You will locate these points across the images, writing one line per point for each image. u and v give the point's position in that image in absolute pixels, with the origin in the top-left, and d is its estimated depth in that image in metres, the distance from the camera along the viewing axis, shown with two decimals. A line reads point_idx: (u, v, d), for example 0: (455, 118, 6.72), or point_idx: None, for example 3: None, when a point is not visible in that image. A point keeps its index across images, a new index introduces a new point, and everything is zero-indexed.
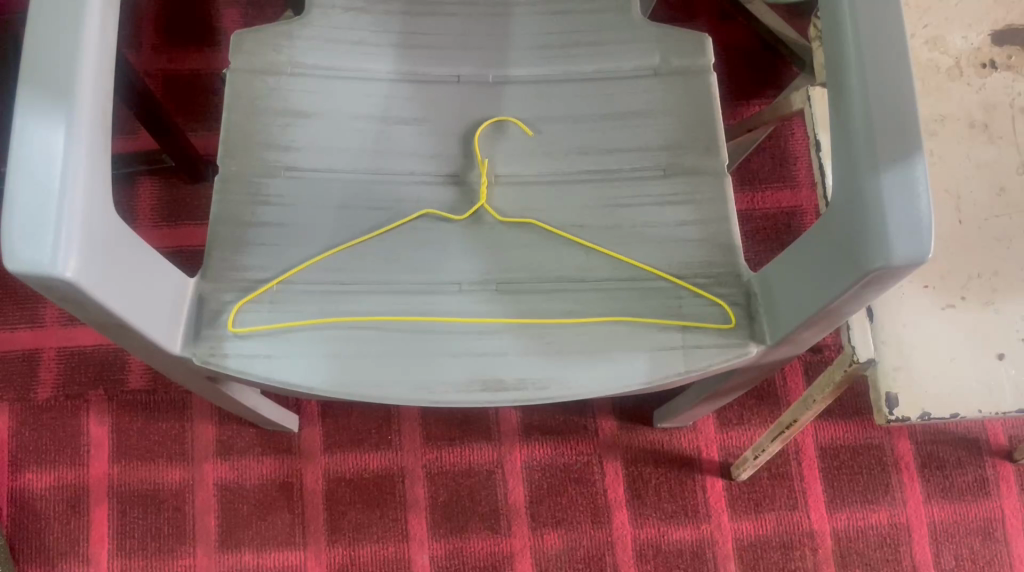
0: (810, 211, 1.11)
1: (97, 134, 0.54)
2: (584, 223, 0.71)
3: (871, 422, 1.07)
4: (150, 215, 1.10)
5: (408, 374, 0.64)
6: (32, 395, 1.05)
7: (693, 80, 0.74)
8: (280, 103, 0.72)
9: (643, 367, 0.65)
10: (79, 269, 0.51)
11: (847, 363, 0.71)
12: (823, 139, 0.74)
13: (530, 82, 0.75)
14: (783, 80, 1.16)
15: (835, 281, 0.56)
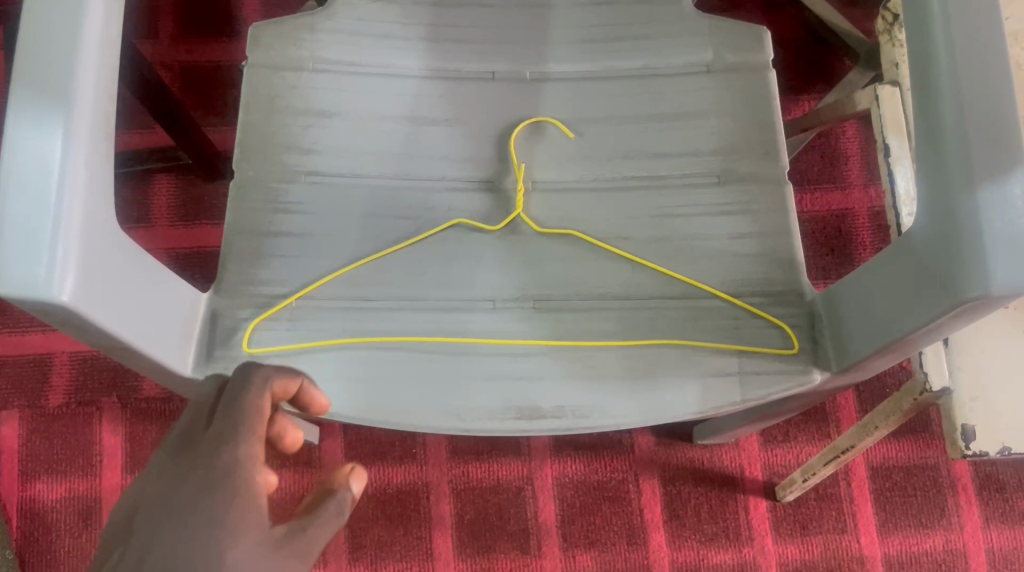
0: (862, 214, 1.04)
1: (97, 141, 0.49)
2: (629, 235, 0.65)
3: (926, 441, 1.00)
4: (165, 214, 1.05)
5: (438, 400, 0.59)
6: (42, 401, 1.01)
7: (749, 78, 0.68)
8: (300, 102, 0.67)
9: (695, 395, 0.60)
10: (76, 292, 0.46)
11: (917, 391, 0.65)
12: (892, 143, 0.68)
13: (571, 80, 0.69)
14: (835, 75, 1.08)
15: (918, 309, 0.50)
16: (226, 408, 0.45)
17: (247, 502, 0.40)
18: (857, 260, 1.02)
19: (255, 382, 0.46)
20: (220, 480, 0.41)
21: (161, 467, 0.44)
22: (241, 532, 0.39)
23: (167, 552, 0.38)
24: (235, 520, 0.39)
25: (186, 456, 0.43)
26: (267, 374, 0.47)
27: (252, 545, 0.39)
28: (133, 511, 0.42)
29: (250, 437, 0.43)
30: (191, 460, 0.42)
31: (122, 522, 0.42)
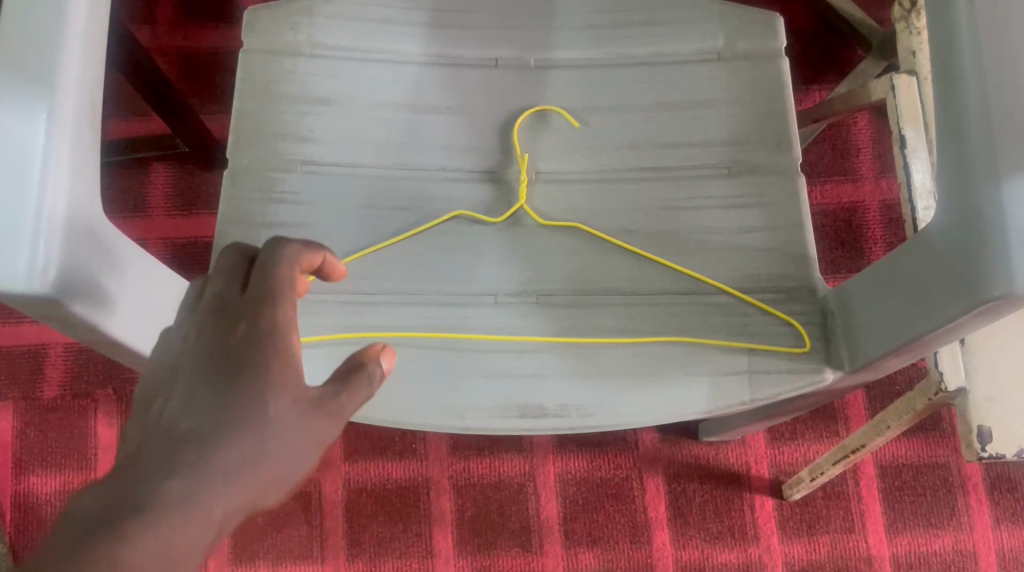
0: (874, 207, 1.02)
1: (82, 129, 0.47)
2: (636, 228, 0.63)
3: (936, 440, 0.98)
4: (162, 203, 1.03)
5: (438, 397, 0.58)
6: (37, 393, 0.99)
7: (761, 66, 0.65)
8: (296, 88, 0.65)
9: (703, 394, 0.58)
10: (58, 285, 0.44)
11: (931, 391, 0.63)
12: (908, 134, 0.66)
13: (577, 68, 0.67)
14: (847, 65, 1.06)
15: (936, 307, 0.48)
16: (253, 281, 0.39)
17: (287, 362, 0.37)
18: (868, 254, 1.00)
19: (285, 252, 0.39)
20: (259, 343, 0.37)
21: (195, 318, 0.40)
22: (281, 389, 0.36)
23: (205, 403, 0.36)
24: (276, 376, 0.36)
25: (219, 311, 0.39)
26: (294, 251, 0.39)
27: (290, 405, 0.36)
28: (169, 364, 0.38)
29: (283, 306, 0.38)
30: (224, 323, 0.38)
31: (158, 368, 0.39)
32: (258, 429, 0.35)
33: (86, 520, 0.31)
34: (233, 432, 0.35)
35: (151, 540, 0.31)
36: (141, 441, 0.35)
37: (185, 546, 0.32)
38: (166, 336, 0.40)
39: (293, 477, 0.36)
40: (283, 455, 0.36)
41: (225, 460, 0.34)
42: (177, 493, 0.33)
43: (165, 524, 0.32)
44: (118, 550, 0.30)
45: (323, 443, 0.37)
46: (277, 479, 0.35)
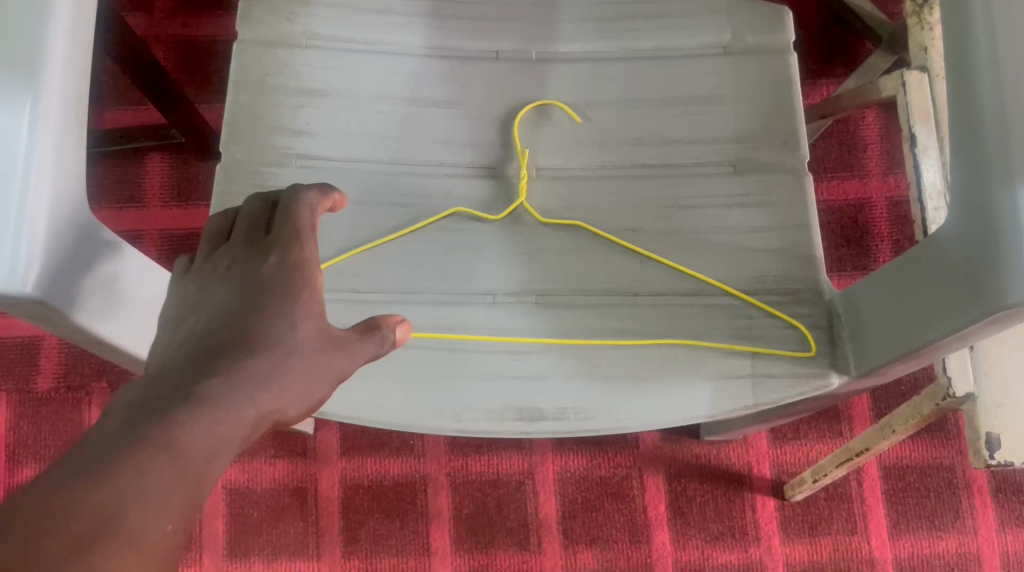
0: (881, 204, 1.00)
1: (68, 122, 0.45)
2: (638, 226, 0.61)
3: (941, 441, 0.97)
4: (158, 194, 1.02)
5: (434, 399, 0.57)
6: (30, 386, 0.98)
7: (768, 62, 0.64)
8: (292, 80, 0.63)
9: (704, 398, 0.57)
10: (42, 285, 0.43)
11: (939, 396, 0.62)
12: (919, 132, 0.64)
13: (579, 61, 0.65)
14: (855, 59, 1.04)
15: (947, 314, 0.47)
16: (278, 224, 0.46)
17: (310, 294, 0.44)
18: (875, 252, 0.99)
19: (306, 197, 0.46)
20: (288, 274, 0.44)
21: (225, 255, 0.47)
22: (306, 315, 0.43)
23: (240, 323, 0.42)
24: (302, 304, 0.43)
25: (249, 249, 0.46)
26: (313, 197, 0.46)
27: (314, 331, 0.43)
28: (202, 293, 0.45)
29: (307, 245, 0.45)
30: (255, 258, 0.45)
31: (191, 296, 0.45)
32: (286, 348, 0.41)
33: (144, 408, 0.36)
34: (266, 349, 0.41)
35: (202, 426, 0.36)
36: (183, 351, 0.41)
37: (229, 438, 0.37)
38: (196, 271, 0.47)
39: (314, 396, 0.42)
40: (307, 372, 0.41)
41: (259, 369, 0.40)
42: (220, 393, 0.38)
43: (212, 415, 0.37)
44: (174, 432, 0.35)
45: (341, 370, 0.43)
46: (302, 393, 0.41)
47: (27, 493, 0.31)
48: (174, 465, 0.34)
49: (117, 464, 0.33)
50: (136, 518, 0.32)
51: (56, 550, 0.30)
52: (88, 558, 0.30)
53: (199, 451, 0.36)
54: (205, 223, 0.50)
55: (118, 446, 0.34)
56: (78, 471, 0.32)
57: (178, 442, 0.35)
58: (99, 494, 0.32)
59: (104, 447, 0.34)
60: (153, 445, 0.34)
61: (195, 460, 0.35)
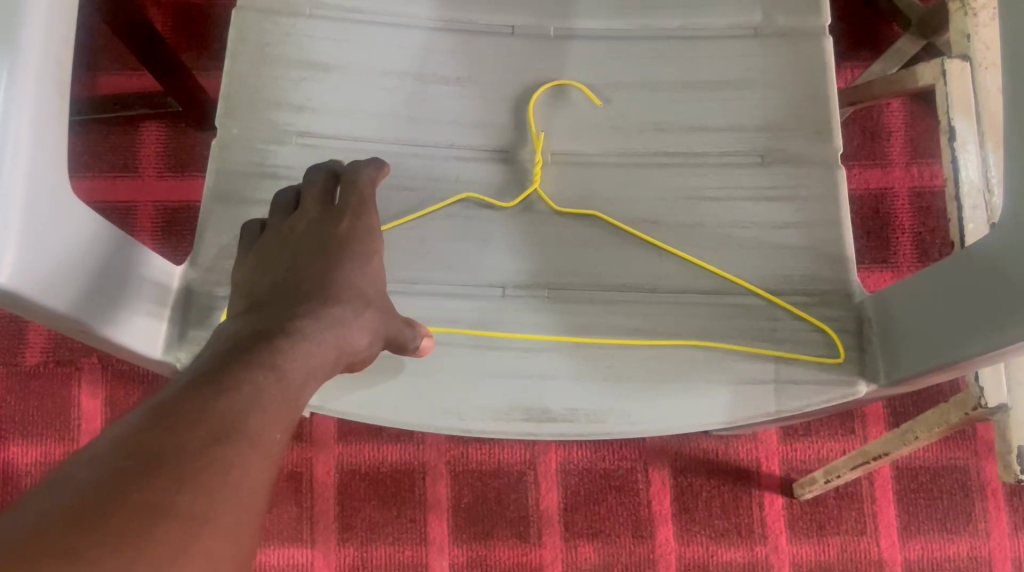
0: (903, 195, 0.97)
1: (48, 93, 0.41)
2: (658, 218, 0.57)
3: (957, 442, 0.93)
4: (153, 163, 0.98)
5: (436, 397, 0.54)
6: (18, 359, 0.95)
7: (802, 45, 0.60)
8: (293, 52, 0.59)
9: (723, 404, 0.54)
10: (16, 274, 0.39)
11: (969, 405, 0.59)
12: (958, 124, 0.61)
13: (600, 39, 0.61)
14: (882, 42, 1.00)
15: (986, 329, 0.44)
16: (346, 194, 0.52)
17: (375, 258, 0.50)
18: (895, 245, 0.95)
19: (367, 171, 0.53)
20: (359, 238, 0.50)
21: (299, 220, 0.52)
22: (372, 274, 0.50)
23: (319, 276, 0.48)
24: (369, 265, 0.50)
25: (319, 216, 0.52)
26: (372, 174, 0.53)
27: (377, 291, 0.49)
28: (281, 251, 0.50)
29: (371, 215, 0.52)
30: (325, 223, 0.51)
31: (272, 257, 0.50)
32: (359, 300, 0.48)
33: (250, 340, 0.41)
34: (341, 300, 0.47)
35: (297, 358, 0.41)
36: (272, 300, 0.46)
37: (316, 372, 0.42)
38: (274, 237, 0.51)
39: (378, 347, 0.48)
40: (372, 324, 0.47)
41: (337, 315, 0.46)
42: (309, 331, 0.43)
43: (303, 349, 0.42)
44: (276, 361, 0.40)
45: (400, 328, 0.49)
46: (368, 340, 0.47)
47: (161, 404, 0.35)
48: (278, 387, 0.38)
49: (235, 383, 0.37)
50: (255, 425, 0.35)
51: (198, 442, 0.33)
52: (223, 450, 0.33)
53: (295, 378, 0.40)
54: (277, 193, 0.54)
55: (231, 370, 0.38)
56: (202, 386, 0.36)
57: (279, 370, 0.40)
58: (222, 404, 0.35)
59: (219, 371, 0.38)
60: (259, 370, 0.39)
61: (292, 386, 0.39)
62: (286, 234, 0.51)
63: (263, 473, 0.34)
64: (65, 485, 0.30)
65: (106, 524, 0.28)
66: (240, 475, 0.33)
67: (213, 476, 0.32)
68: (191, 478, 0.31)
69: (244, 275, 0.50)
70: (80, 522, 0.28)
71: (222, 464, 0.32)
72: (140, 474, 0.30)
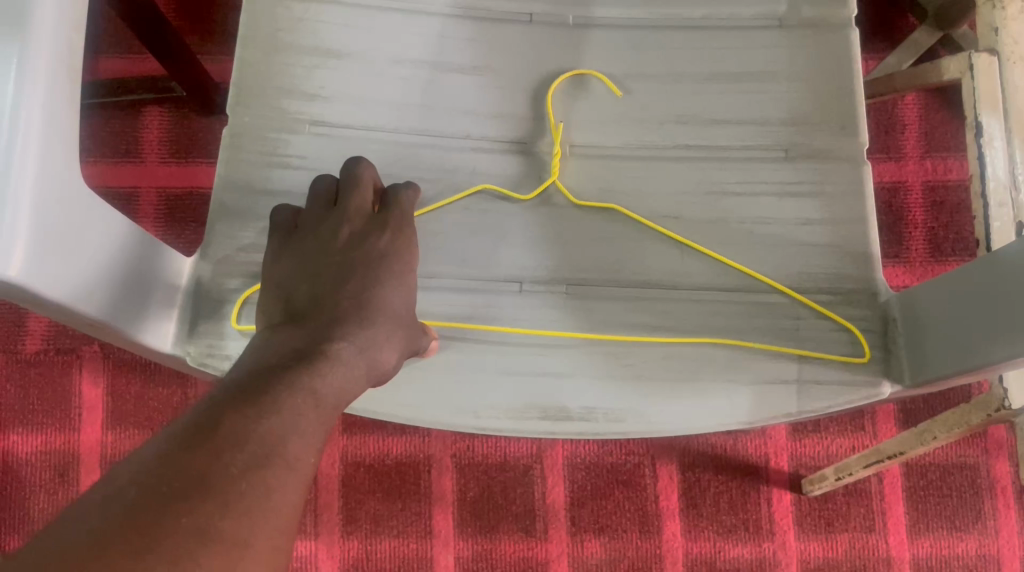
0: (917, 189, 0.96)
1: (58, 78, 0.39)
2: (679, 214, 0.56)
3: (967, 439, 0.92)
4: (156, 149, 0.96)
5: (452, 394, 0.52)
6: (17, 347, 0.94)
7: (828, 37, 0.58)
8: (307, 38, 0.58)
9: (745, 404, 0.52)
10: (27, 267, 0.37)
11: (992, 406, 0.58)
12: (987, 120, 0.60)
13: (621, 29, 0.59)
14: (899, 34, 0.98)
15: (1015, 333, 0.43)
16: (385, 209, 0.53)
17: (412, 275, 0.51)
18: (908, 240, 0.94)
19: (406, 192, 0.53)
20: (398, 254, 0.51)
21: (341, 225, 0.52)
22: (407, 291, 0.50)
23: (358, 291, 0.48)
24: (406, 282, 0.50)
25: (360, 226, 0.52)
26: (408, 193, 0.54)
27: (410, 309, 0.50)
28: (321, 258, 0.50)
29: (409, 233, 0.52)
30: (368, 233, 0.52)
31: (310, 260, 0.50)
32: (393, 318, 0.48)
33: (289, 357, 0.42)
34: (376, 317, 0.47)
35: (333, 378, 0.42)
36: (309, 314, 0.47)
37: (351, 391, 0.43)
38: (313, 235, 0.52)
39: (400, 364, 0.48)
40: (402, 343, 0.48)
41: (371, 333, 0.46)
42: (345, 350, 0.44)
43: (339, 368, 0.43)
44: (315, 379, 0.41)
45: (422, 345, 0.50)
46: (398, 358, 0.47)
47: (208, 420, 0.36)
48: (316, 410, 0.39)
49: (275, 403, 0.38)
50: (293, 448, 0.36)
51: (241, 464, 0.34)
52: (263, 475, 0.34)
53: (331, 397, 0.41)
54: (315, 182, 0.54)
55: (272, 387, 0.39)
56: (244, 404, 0.37)
57: (317, 389, 0.40)
58: (264, 426, 0.36)
59: (261, 388, 0.39)
60: (298, 389, 0.40)
61: (328, 407, 0.40)
62: (324, 238, 0.52)
63: (297, 497, 0.35)
64: (116, 502, 0.31)
65: (154, 547, 0.30)
66: (278, 500, 0.34)
67: (254, 499, 0.33)
68: (234, 502, 0.33)
69: (281, 276, 0.50)
70: (130, 542, 0.30)
71: (261, 488, 0.34)
72: (187, 494, 0.32)
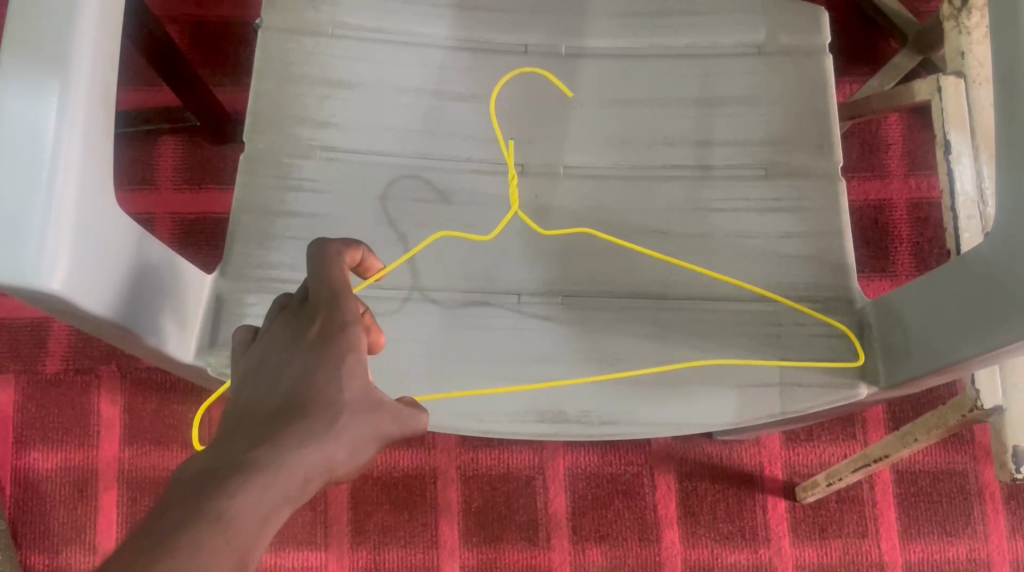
0: (901, 206, 0.99)
1: (95, 110, 0.43)
2: (666, 228, 0.60)
3: (956, 446, 0.95)
4: (171, 177, 1.00)
5: (455, 400, 0.56)
6: (38, 367, 0.97)
7: (803, 63, 0.62)
8: (317, 70, 0.62)
9: (730, 406, 0.56)
10: (67, 280, 0.41)
11: (966, 407, 0.61)
12: (954, 138, 0.64)
13: (611, 57, 0.63)
14: (881, 59, 1.03)
15: (983, 330, 0.45)
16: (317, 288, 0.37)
17: (355, 354, 0.35)
18: (894, 255, 0.98)
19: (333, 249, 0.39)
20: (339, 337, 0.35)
21: (277, 331, 0.37)
22: (357, 376, 0.34)
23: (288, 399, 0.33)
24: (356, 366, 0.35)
25: (291, 318, 0.37)
26: (338, 247, 0.40)
27: (362, 389, 0.34)
28: (254, 380, 0.35)
29: (352, 303, 0.37)
30: (300, 330, 0.36)
31: (245, 386, 0.35)
32: (326, 412, 0.33)
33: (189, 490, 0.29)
34: (303, 415, 0.33)
35: (257, 492, 0.29)
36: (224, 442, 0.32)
37: (282, 501, 0.30)
38: (252, 356, 0.37)
39: (367, 456, 0.34)
40: (360, 434, 0.33)
41: (301, 430, 0.32)
42: (265, 458, 0.31)
43: (260, 480, 0.30)
44: (220, 503, 0.28)
45: (394, 423, 0.35)
46: (352, 452, 0.33)
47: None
48: (235, 530, 0.28)
49: (176, 533, 0.27)
50: None
51: None
52: None
53: (253, 518, 0.29)
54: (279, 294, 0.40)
55: (168, 521, 0.28)
56: (130, 550, 0.26)
57: (228, 512, 0.28)
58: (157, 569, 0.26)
59: (158, 519, 0.28)
60: (201, 518, 0.28)
61: (256, 525, 0.29)
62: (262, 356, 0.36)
63: None
64: None
65: None
66: None
67: None
68: None
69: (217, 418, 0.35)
70: None
71: None
72: None
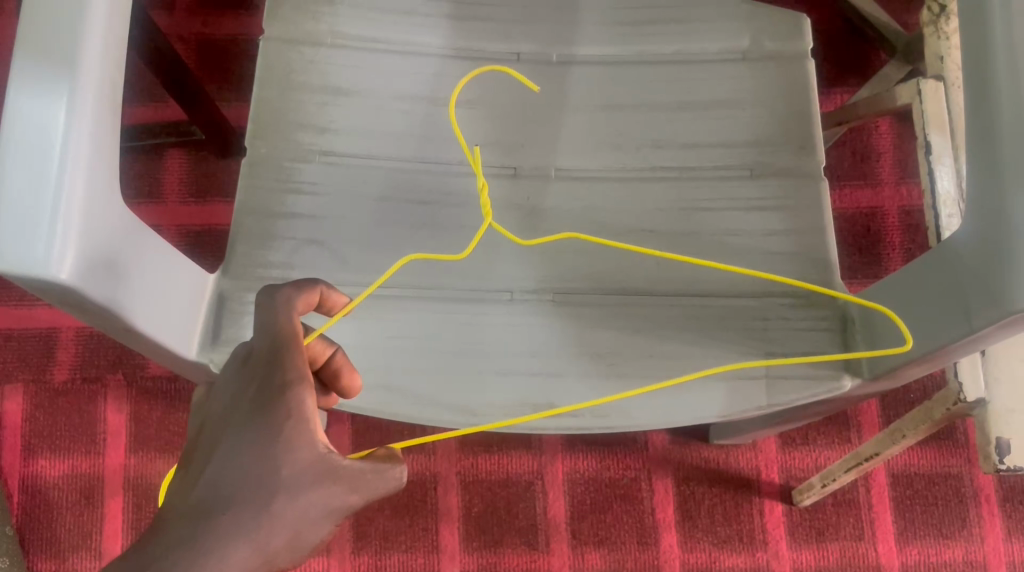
0: (893, 213, 1.01)
1: (103, 113, 0.45)
2: (654, 227, 0.62)
3: (951, 449, 0.96)
4: (176, 190, 1.03)
5: (450, 393, 0.57)
6: (47, 377, 0.99)
7: (786, 68, 0.65)
8: (317, 78, 0.64)
9: (718, 398, 0.57)
10: (76, 272, 0.43)
11: (950, 400, 0.63)
12: (935, 140, 0.66)
13: (600, 64, 0.66)
14: (871, 70, 1.05)
15: (961, 317, 0.46)
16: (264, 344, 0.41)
17: (296, 424, 0.39)
18: (886, 261, 0.99)
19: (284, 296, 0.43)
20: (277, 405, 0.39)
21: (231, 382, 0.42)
22: (297, 454, 0.39)
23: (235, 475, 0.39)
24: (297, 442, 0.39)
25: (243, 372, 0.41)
26: (290, 292, 0.43)
27: (306, 465, 0.39)
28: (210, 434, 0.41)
29: (293, 356, 0.41)
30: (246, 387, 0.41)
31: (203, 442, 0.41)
32: (268, 492, 0.38)
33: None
34: (247, 495, 0.38)
35: None
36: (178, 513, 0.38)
37: None
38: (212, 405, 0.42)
39: (316, 532, 0.39)
40: (303, 509, 0.38)
41: (240, 515, 0.38)
42: (207, 544, 0.37)
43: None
44: None
45: (349, 493, 0.39)
46: (295, 528, 0.38)
47: None
48: None
49: None
50: None
51: None
52: None
53: None
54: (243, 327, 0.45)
55: None
56: None
57: None
58: None
59: None
60: None
61: None
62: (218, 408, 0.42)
63: None
64: None
65: None
66: None
67: None
68: None
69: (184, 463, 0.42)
70: None
71: None
72: None
